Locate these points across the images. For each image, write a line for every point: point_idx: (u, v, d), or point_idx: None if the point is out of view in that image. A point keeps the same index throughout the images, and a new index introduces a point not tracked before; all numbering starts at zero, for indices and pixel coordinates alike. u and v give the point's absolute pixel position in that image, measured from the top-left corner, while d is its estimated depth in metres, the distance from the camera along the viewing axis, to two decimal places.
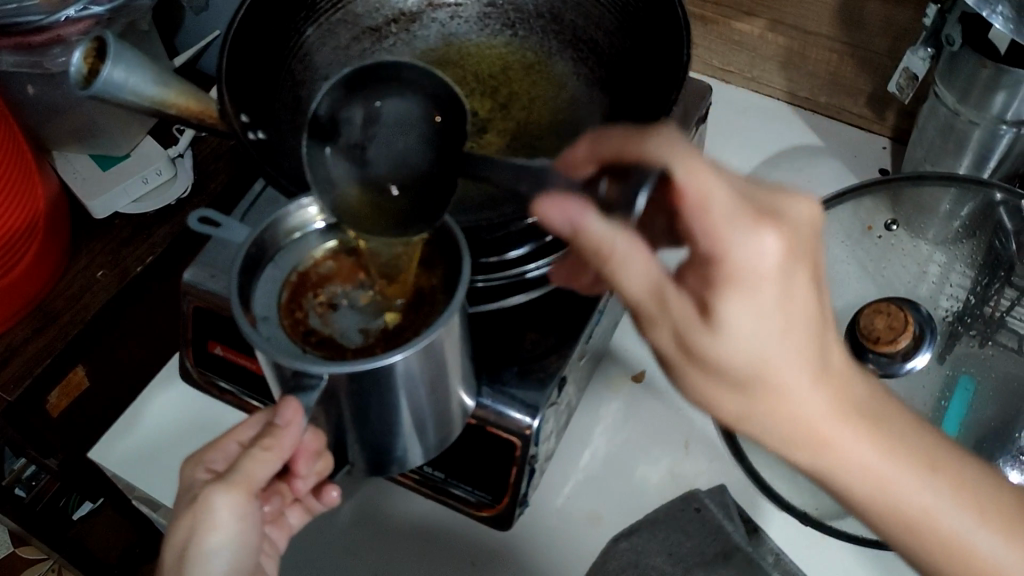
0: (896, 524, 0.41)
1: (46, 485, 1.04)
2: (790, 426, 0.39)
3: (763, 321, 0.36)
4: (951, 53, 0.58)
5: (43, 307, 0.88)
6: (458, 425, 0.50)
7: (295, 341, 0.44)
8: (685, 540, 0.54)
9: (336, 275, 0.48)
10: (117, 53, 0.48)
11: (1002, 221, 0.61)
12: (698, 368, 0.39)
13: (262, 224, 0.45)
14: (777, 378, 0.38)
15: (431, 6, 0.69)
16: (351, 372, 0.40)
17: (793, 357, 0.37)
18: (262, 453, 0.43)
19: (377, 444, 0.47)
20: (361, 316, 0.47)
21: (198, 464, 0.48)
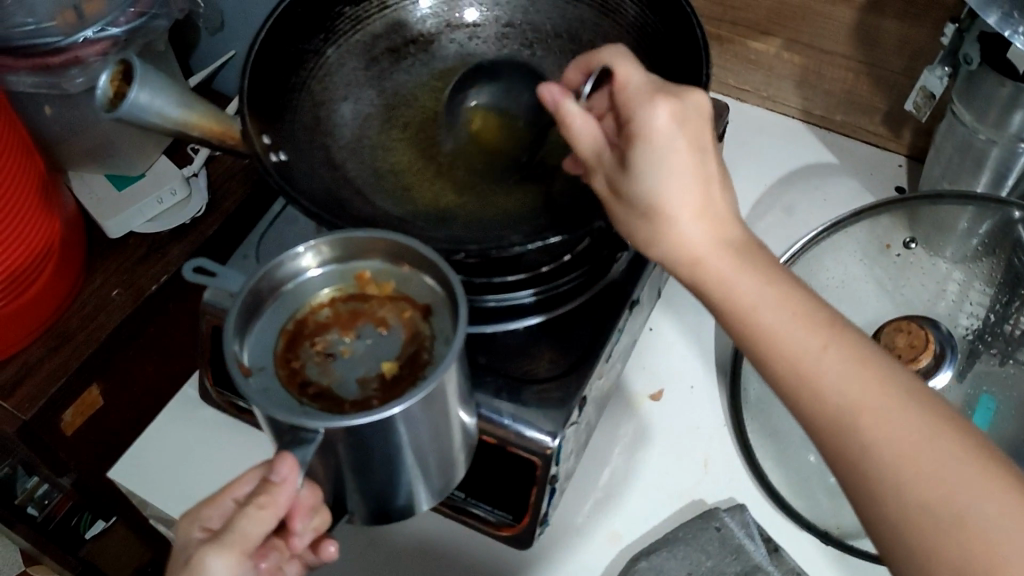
0: (825, 419, 0.39)
1: (58, 504, 1.03)
2: (687, 250, 0.44)
3: (659, 158, 0.44)
4: (969, 73, 0.58)
5: (58, 327, 0.88)
6: (462, 465, 0.50)
7: (292, 393, 0.43)
8: (705, 560, 0.54)
9: (333, 323, 0.47)
10: (142, 76, 0.49)
11: (1020, 239, 0.61)
12: (630, 209, 0.46)
13: (258, 273, 0.45)
14: (672, 213, 0.44)
15: (449, 27, 0.69)
16: (347, 427, 0.39)
17: (691, 190, 0.43)
18: (257, 511, 0.40)
19: (381, 491, 0.46)
20: (358, 367, 0.45)
21: (194, 520, 0.45)
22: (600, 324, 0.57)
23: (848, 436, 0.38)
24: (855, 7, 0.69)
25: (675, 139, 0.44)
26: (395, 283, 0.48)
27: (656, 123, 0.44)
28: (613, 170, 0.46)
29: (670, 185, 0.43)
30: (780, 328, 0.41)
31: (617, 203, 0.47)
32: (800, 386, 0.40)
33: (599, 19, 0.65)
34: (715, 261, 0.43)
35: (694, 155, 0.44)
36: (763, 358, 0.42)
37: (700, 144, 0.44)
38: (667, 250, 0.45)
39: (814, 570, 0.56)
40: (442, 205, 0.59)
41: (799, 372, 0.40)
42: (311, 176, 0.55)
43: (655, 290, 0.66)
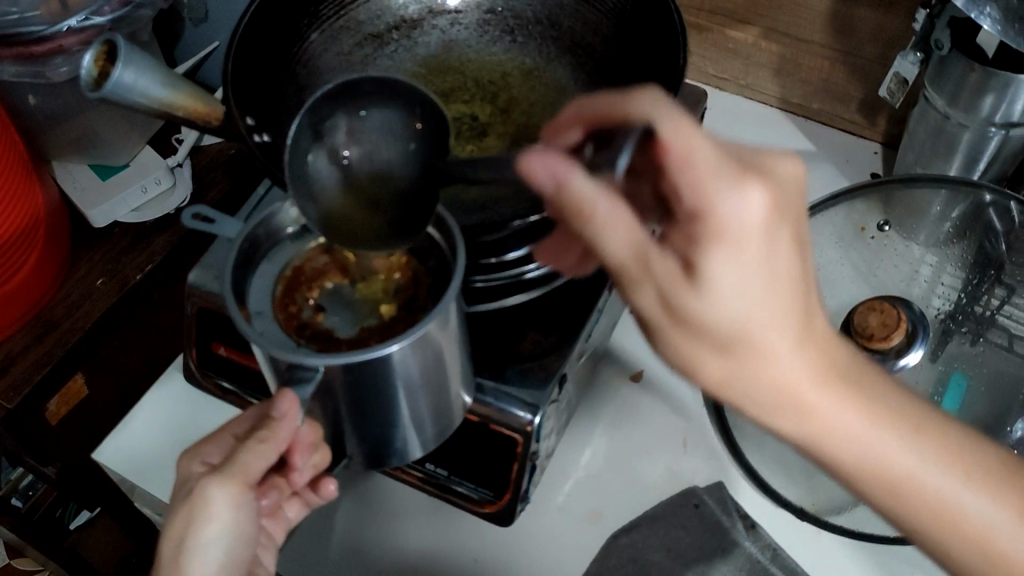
0: (936, 524, 0.41)
1: (42, 495, 1.07)
2: (778, 383, 0.39)
3: (751, 279, 0.37)
4: (940, 58, 0.59)
5: (43, 316, 0.88)
6: (458, 411, 0.50)
7: (291, 335, 0.44)
8: (684, 535, 0.55)
9: (330, 270, 0.48)
10: (128, 55, 0.49)
11: (991, 222, 0.62)
12: (688, 328, 0.39)
13: (256, 218, 0.45)
14: (763, 336, 0.38)
15: (431, 14, 0.70)
16: (347, 363, 0.39)
17: (785, 309, 0.38)
18: (259, 445, 0.44)
19: (375, 435, 0.46)
20: (353, 313, 0.47)
21: (194, 458, 0.49)
22: (581, 305, 0.58)
23: (933, 510, 0.41)
24: None
25: (771, 236, 0.37)
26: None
27: (740, 218, 0.36)
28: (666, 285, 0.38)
29: (764, 305, 0.37)
30: (890, 451, 0.40)
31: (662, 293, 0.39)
32: (874, 472, 0.41)
33: (578, 6, 0.66)
34: (818, 396, 0.40)
35: (773, 261, 0.37)
36: (864, 476, 0.41)
37: (793, 231, 0.38)
38: (757, 384, 0.40)
39: (791, 545, 0.57)
40: None
41: (876, 459, 0.41)
42: None
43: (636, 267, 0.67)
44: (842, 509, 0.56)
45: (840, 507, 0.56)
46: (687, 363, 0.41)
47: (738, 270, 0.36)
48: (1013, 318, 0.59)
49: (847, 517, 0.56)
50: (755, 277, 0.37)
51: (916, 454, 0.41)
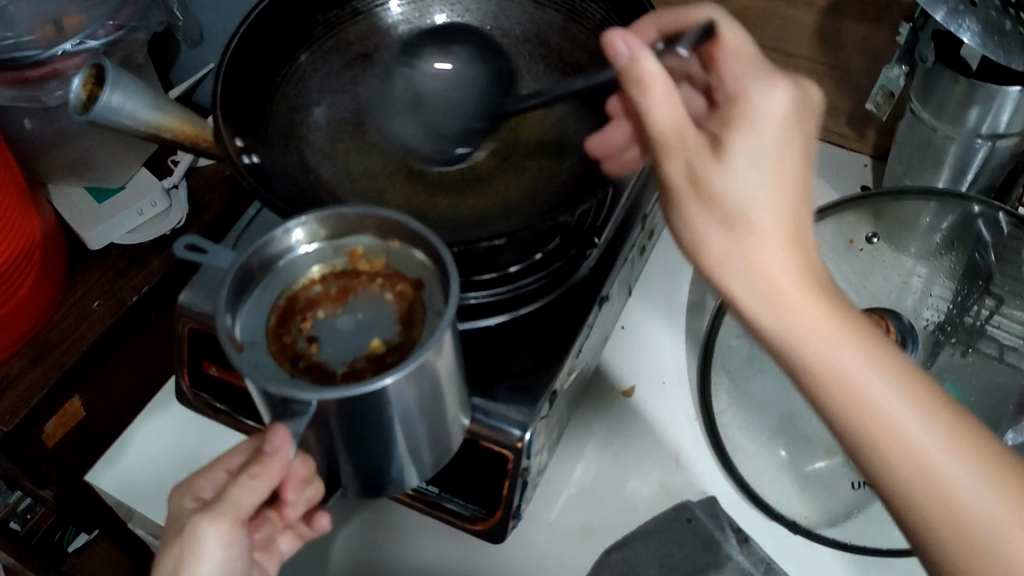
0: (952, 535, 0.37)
1: (41, 518, 1.08)
2: (764, 272, 0.39)
3: (757, 156, 0.39)
4: (925, 71, 0.60)
5: (40, 338, 0.88)
6: (456, 433, 0.50)
7: (283, 366, 0.43)
8: (676, 550, 0.55)
9: (323, 300, 0.46)
10: (115, 78, 0.50)
11: (981, 233, 0.63)
12: (701, 205, 0.40)
13: (250, 249, 0.45)
14: (762, 222, 0.38)
15: (420, 34, 0.70)
16: (340, 398, 0.39)
17: (792, 208, 0.39)
18: (251, 481, 0.43)
19: (370, 464, 0.46)
20: (348, 344, 0.45)
21: (186, 492, 0.47)
22: (571, 321, 0.58)
23: (930, 482, 0.37)
24: (817, 11, 0.70)
25: (787, 130, 0.40)
26: (386, 258, 0.47)
27: (766, 103, 0.40)
28: (700, 156, 0.39)
29: (768, 186, 0.38)
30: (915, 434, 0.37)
31: (695, 209, 0.40)
32: (867, 429, 0.38)
33: (566, 24, 0.66)
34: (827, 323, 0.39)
35: (777, 186, 0.39)
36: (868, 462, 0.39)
37: (799, 161, 0.40)
38: (750, 281, 0.39)
39: (783, 556, 0.56)
40: (414, 207, 0.60)
41: (877, 415, 0.38)
42: (284, 179, 0.56)
43: (624, 288, 0.67)
44: (835, 522, 0.57)
45: (833, 520, 0.57)
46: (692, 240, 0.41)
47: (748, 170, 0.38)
48: (1003, 328, 0.60)
49: (841, 528, 0.56)
50: (762, 167, 0.39)
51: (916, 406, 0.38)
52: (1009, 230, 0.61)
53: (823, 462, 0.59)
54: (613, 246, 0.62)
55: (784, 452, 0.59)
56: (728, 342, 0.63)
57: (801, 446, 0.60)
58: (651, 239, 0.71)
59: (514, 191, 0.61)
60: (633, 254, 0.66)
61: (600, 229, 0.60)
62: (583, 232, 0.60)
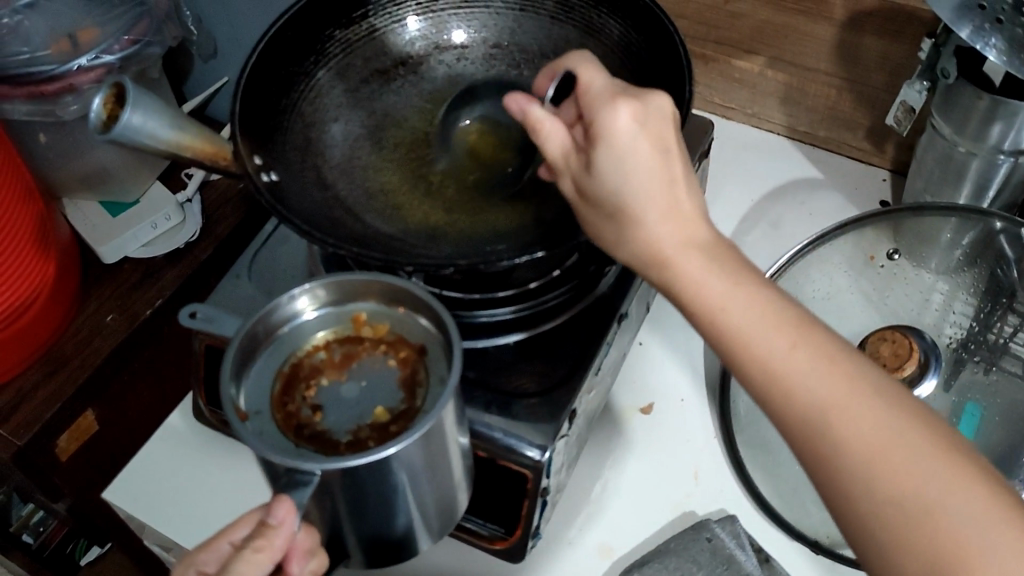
0: (856, 463, 0.37)
1: (53, 532, 1.07)
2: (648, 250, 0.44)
3: (620, 155, 0.44)
4: (947, 87, 0.59)
5: (54, 353, 0.88)
6: (462, 499, 0.49)
7: (287, 436, 0.43)
8: (696, 571, 0.54)
9: (327, 367, 0.46)
10: (136, 98, 0.50)
11: (1003, 250, 0.62)
12: (596, 210, 0.47)
13: (254, 317, 0.45)
14: (643, 211, 0.44)
15: (437, 49, 0.70)
16: (343, 468, 0.39)
17: (669, 196, 0.44)
18: (254, 554, 0.39)
19: (379, 530, 0.45)
20: (351, 411, 0.45)
21: (191, 565, 0.45)
22: (589, 338, 0.58)
23: (827, 418, 0.38)
24: (836, 25, 0.70)
25: (638, 138, 0.44)
26: (390, 324, 0.48)
27: (615, 126, 0.44)
28: (580, 172, 0.47)
29: (635, 174, 0.44)
30: (818, 382, 0.39)
31: (588, 210, 0.48)
32: (773, 382, 0.40)
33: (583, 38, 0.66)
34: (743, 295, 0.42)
35: (658, 154, 0.44)
36: (778, 410, 0.40)
37: (658, 150, 0.44)
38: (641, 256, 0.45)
39: None
40: (431, 223, 0.59)
41: (778, 368, 0.40)
42: (301, 196, 0.56)
43: (643, 307, 0.67)
44: None
45: None
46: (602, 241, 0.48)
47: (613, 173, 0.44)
48: None
49: None
50: (635, 158, 0.44)
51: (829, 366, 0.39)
52: None
53: None
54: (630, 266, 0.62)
55: None
56: None
57: None
58: None
59: (532, 208, 0.60)
60: None
61: None
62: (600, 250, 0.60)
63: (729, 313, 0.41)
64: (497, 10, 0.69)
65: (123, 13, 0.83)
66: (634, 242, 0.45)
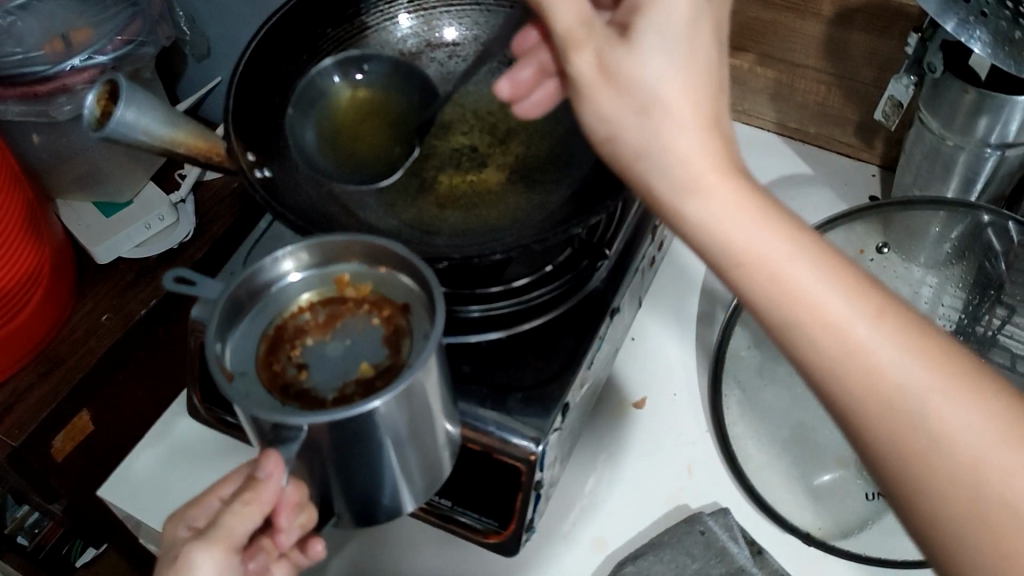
0: (932, 457, 0.32)
1: (49, 533, 1.08)
2: (680, 166, 0.37)
3: (668, 33, 0.37)
4: (934, 81, 0.60)
5: (49, 352, 0.89)
6: (447, 459, 0.49)
7: (274, 396, 0.43)
8: (691, 563, 0.54)
9: (310, 328, 0.47)
10: (129, 96, 0.50)
11: (991, 243, 0.63)
12: (612, 96, 0.38)
13: (239, 278, 0.45)
14: (680, 107, 0.37)
15: (429, 47, 0.70)
16: (331, 421, 0.38)
17: (705, 96, 0.37)
18: (243, 507, 0.40)
19: (368, 491, 0.45)
20: (336, 369, 0.45)
21: (180, 522, 0.45)
22: (581, 332, 0.58)
23: (896, 401, 0.33)
24: (825, 21, 0.70)
25: (697, 24, 0.37)
26: (373, 284, 0.48)
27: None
28: (609, 46, 0.37)
29: (679, 71, 0.37)
30: (886, 357, 0.34)
31: (606, 98, 0.38)
32: (831, 354, 0.34)
33: None
34: (790, 244, 0.36)
35: (710, 49, 0.38)
36: (834, 386, 0.34)
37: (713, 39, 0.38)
38: (668, 171, 0.37)
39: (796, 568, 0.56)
40: (423, 220, 0.60)
41: (838, 337, 0.34)
42: (296, 195, 0.56)
43: (635, 301, 0.67)
44: (848, 534, 0.57)
45: (846, 531, 0.57)
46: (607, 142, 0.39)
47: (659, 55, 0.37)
48: (1015, 337, 0.60)
49: (854, 541, 0.56)
50: (675, 51, 0.37)
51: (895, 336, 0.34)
52: (1020, 240, 0.61)
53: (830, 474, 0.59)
54: (623, 259, 0.62)
55: (796, 465, 0.60)
56: (737, 354, 0.63)
57: (811, 460, 0.60)
58: (660, 252, 0.71)
59: (523, 204, 0.61)
60: (643, 267, 0.66)
61: (611, 241, 0.62)
62: (595, 244, 0.60)
63: (773, 269, 0.35)
64: (489, 7, 0.70)
65: (117, 14, 0.83)
66: (663, 147, 0.37)
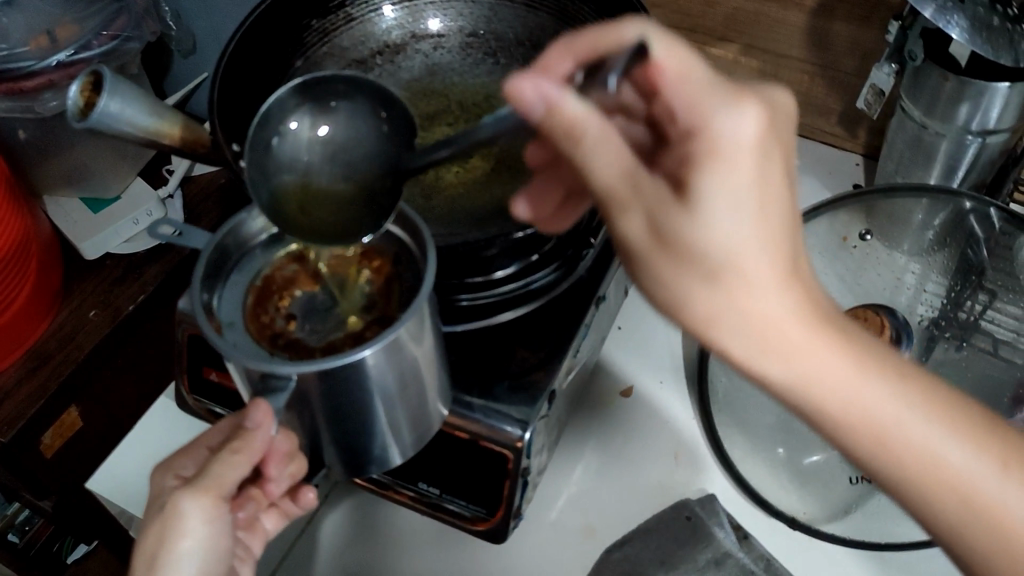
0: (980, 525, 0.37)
1: (39, 529, 1.08)
2: (759, 323, 0.37)
3: (736, 193, 0.35)
4: (915, 69, 0.60)
5: (37, 348, 0.88)
6: (436, 412, 0.49)
7: (262, 345, 0.43)
8: (677, 548, 0.55)
9: (299, 278, 0.47)
10: (114, 87, 0.50)
11: (973, 230, 0.63)
12: (671, 257, 0.37)
13: (224, 229, 0.45)
14: (752, 269, 0.36)
15: (414, 38, 0.71)
16: (318, 370, 0.38)
17: (776, 243, 0.36)
18: (232, 457, 0.43)
19: (356, 440, 0.45)
20: (327, 321, 0.46)
21: (167, 472, 0.49)
22: (567, 320, 0.59)
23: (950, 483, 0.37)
24: (807, 11, 0.71)
25: (762, 156, 0.36)
26: (364, 238, 0.49)
27: (734, 136, 0.35)
28: (662, 204, 0.36)
29: (748, 228, 0.35)
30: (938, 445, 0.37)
31: (666, 257, 0.37)
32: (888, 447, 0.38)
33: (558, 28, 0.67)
34: (845, 357, 0.37)
35: (770, 184, 0.36)
36: (886, 466, 0.38)
37: (782, 160, 0.37)
38: (740, 329, 0.37)
39: (783, 553, 0.57)
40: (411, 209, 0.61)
41: (894, 432, 0.37)
42: None
43: (620, 287, 0.67)
44: (835, 518, 0.57)
45: (832, 515, 0.57)
46: (668, 297, 0.38)
47: (736, 215, 0.35)
48: (996, 322, 0.60)
49: (839, 525, 0.57)
50: (745, 207, 0.35)
51: (941, 418, 0.38)
52: (1001, 226, 0.61)
53: (819, 455, 0.59)
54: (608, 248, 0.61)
55: (781, 451, 0.60)
56: None
57: (799, 444, 0.59)
58: None
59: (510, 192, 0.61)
60: None
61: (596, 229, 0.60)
62: (580, 232, 0.60)
63: (842, 395, 0.37)
64: None
65: (101, 10, 0.83)
66: (738, 308, 0.36)
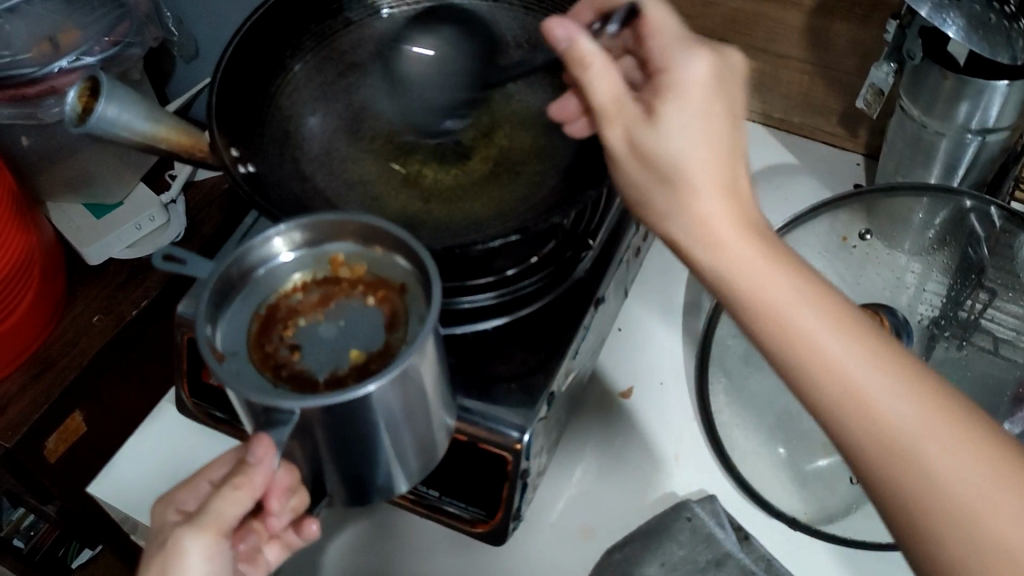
0: None
1: (45, 534, 1.09)
2: None
3: None
4: (914, 68, 0.60)
5: (40, 354, 0.89)
6: (442, 440, 0.49)
7: (265, 375, 0.43)
8: (676, 549, 0.55)
9: (305, 308, 0.47)
10: (111, 90, 0.51)
11: (974, 228, 0.63)
12: None
13: (229, 258, 0.45)
14: None
15: None
16: (323, 406, 0.39)
17: None
18: (234, 492, 0.41)
19: (359, 471, 0.45)
20: (329, 355, 0.45)
21: (169, 504, 0.48)
22: (566, 322, 0.58)
23: None
24: (807, 11, 0.71)
25: None
26: (368, 266, 0.48)
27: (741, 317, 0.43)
28: None
29: None
30: None
31: None
32: None
33: None
34: None
35: None
36: None
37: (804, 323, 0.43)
38: None
39: (785, 553, 0.57)
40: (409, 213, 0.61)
41: None
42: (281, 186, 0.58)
43: (620, 291, 0.67)
44: (832, 518, 0.57)
45: (829, 516, 0.57)
46: None
47: None
48: (997, 320, 0.60)
49: (838, 525, 0.56)
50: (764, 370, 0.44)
51: None
52: (1002, 224, 0.61)
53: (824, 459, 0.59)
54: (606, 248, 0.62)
55: (782, 451, 0.59)
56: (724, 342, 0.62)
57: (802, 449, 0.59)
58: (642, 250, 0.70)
59: (509, 195, 0.61)
60: (628, 258, 0.67)
61: (594, 232, 0.62)
62: (577, 235, 0.61)
63: None
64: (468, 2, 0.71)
65: (103, 16, 0.83)
66: None
